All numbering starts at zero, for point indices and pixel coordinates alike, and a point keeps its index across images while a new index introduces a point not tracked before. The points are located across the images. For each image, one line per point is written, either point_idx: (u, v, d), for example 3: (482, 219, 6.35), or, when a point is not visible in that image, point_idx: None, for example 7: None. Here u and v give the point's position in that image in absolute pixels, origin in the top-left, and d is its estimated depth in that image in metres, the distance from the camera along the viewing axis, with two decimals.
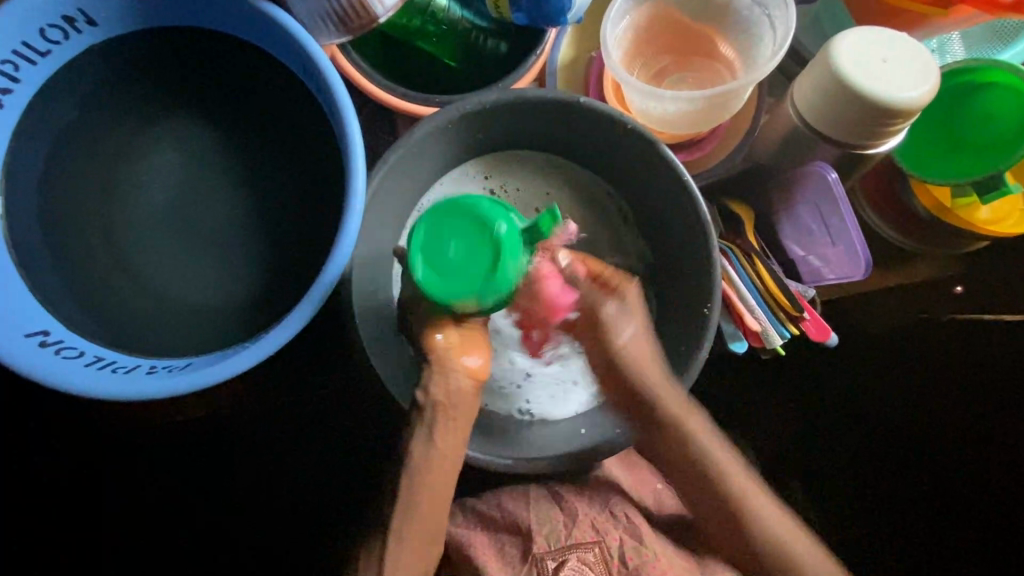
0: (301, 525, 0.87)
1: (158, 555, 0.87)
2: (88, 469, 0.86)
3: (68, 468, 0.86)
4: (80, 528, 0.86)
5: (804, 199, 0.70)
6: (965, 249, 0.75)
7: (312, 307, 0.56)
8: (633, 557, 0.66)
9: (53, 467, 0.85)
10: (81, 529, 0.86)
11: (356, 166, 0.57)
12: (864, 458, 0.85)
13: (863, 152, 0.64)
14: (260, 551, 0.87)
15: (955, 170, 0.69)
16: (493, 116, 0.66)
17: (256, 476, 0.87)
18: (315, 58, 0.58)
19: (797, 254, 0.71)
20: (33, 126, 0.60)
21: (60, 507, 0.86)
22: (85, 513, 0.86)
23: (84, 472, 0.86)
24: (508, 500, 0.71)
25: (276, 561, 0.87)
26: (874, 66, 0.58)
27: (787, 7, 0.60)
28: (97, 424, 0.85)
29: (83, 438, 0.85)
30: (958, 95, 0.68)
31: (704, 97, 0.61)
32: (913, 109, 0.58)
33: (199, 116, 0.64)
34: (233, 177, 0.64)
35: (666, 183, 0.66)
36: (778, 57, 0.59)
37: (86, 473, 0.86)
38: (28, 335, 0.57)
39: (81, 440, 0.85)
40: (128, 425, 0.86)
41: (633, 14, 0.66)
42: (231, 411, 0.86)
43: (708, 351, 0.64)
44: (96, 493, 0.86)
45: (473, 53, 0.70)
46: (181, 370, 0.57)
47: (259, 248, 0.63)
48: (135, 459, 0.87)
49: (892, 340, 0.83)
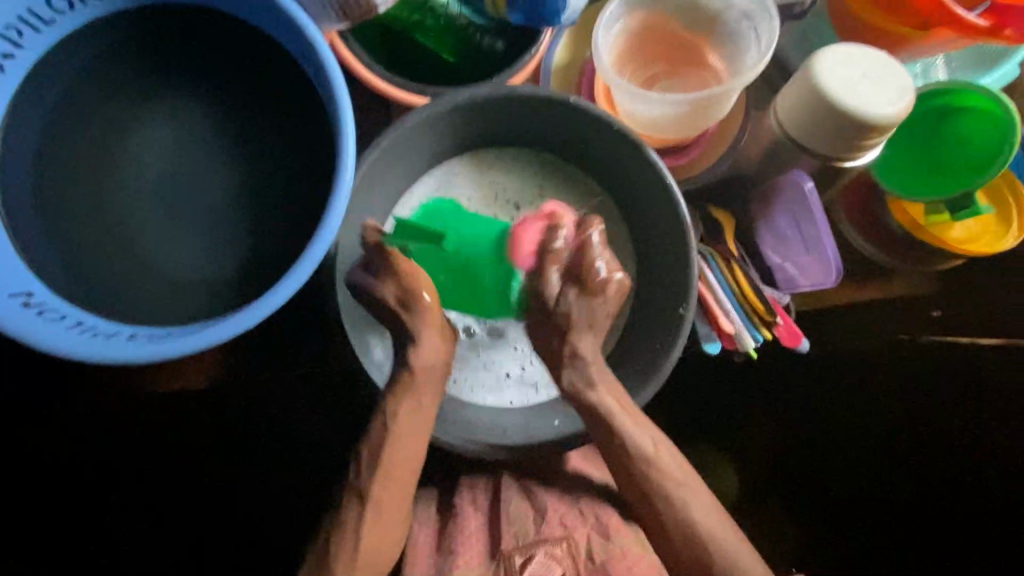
0: (299, 515, 0.89)
1: (173, 545, 0.90)
2: (89, 459, 0.87)
3: (57, 456, 0.86)
4: (91, 515, 0.88)
5: (781, 207, 0.71)
6: (938, 266, 0.77)
7: (303, 276, 0.57)
8: (599, 554, 0.68)
9: (42, 455, 0.85)
10: (74, 514, 0.88)
11: (346, 148, 0.58)
12: (836, 476, 0.88)
13: (842, 164, 0.66)
14: (257, 541, 0.90)
15: (932, 189, 0.71)
16: (486, 109, 0.68)
17: (258, 465, 0.89)
18: (313, 40, 0.59)
19: (774, 262, 0.72)
20: (32, 93, 0.62)
21: (53, 492, 0.87)
22: (77, 498, 0.87)
23: (87, 461, 0.87)
24: (477, 483, 0.72)
25: (280, 551, 0.90)
26: (852, 81, 0.60)
27: (773, 19, 0.62)
28: (93, 414, 0.85)
29: (67, 427, 0.85)
30: (938, 115, 0.70)
31: (690, 101, 0.63)
32: (889, 123, 0.60)
33: (197, 92, 0.66)
34: (225, 153, 0.65)
35: (652, 186, 0.68)
36: (761, 67, 0.61)
37: (75, 461, 0.86)
38: (11, 295, 0.57)
39: (75, 431, 0.85)
40: (123, 417, 0.86)
41: (624, 20, 0.68)
42: (225, 402, 0.86)
43: (681, 351, 0.66)
44: (101, 483, 0.88)
45: (470, 49, 0.72)
46: (163, 338, 0.58)
47: (248, 224, 0.64)
48: (136, 449, 0.87)
49: (869, 352, 0.83)
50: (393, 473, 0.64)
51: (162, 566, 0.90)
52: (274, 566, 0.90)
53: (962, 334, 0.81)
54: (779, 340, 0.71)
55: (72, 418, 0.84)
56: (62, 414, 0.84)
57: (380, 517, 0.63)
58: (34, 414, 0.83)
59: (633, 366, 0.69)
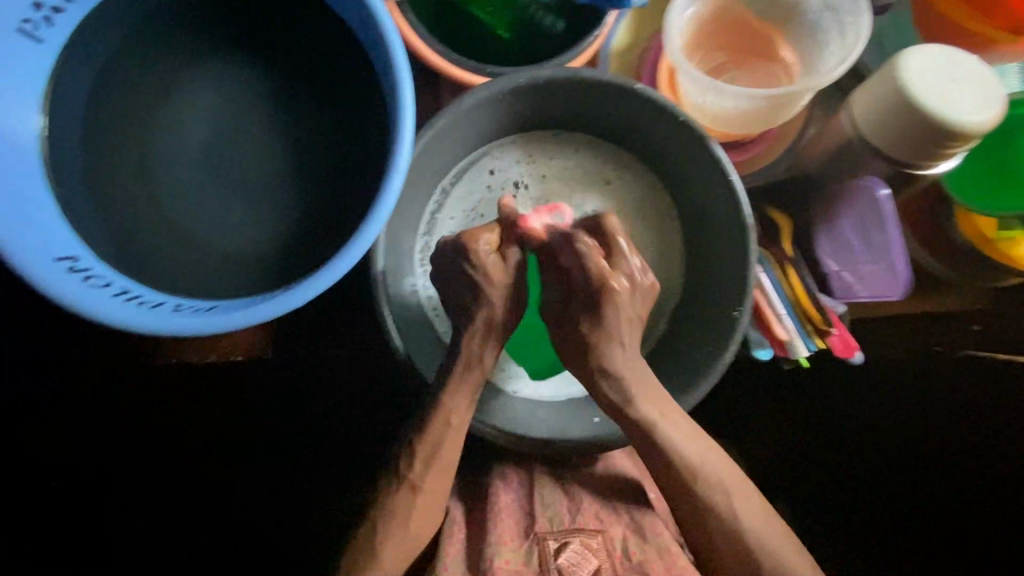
0: (314, 507, 0.88)
1: (173, 545, 0.88)
2: (89, 459, 0.86)
3: (76, 429, 0.85)
4: (100, 504, 0.87)
5: (848, 213, 0.69)
6: (998, 282, 0.73)
7: (355, 257, 0.56)
8: (637, 552, 0.63)
9: (64, 426, 0.84)
10: (88, 492, 0.86)
11: (404, 124, 0.56)
12: (858, 497, 0.86)
13: (916, 172, 0.63)
14: (257, 541, 0.88)
15: (1004, 201, 0.68)
16: (544, 91, 0.65)
17: (268, 458, 0.88)
18: (374, 8, 0.56)
19: (831, 269, 0.69)
20: (80, 50, 0.60)
21: (67, 468, 0.85)
22: (91, 475, 0.86)
23: (87, 462, 0.86)
24: (509, 475, 0.70)
25: (287, 546, 0.88)
26: (941, 85, 0.57)
27: (862, 15, 0.58)
28: (94, 413, 0.85)
29: (90, 398, 0.84)
30: (1015, 127, 0.67)
31: (765, 97, 0.60)
32: (976, 132, 0.57)
33: (247, 57, 0.63)
34: (273, 121, 0.63)
35: (712, 181, 0.65)
36: (845, 67, 0.57)
37: (96, 434, 0.85)
38: (57, 260, 0.55)
39: (75, 431, 0.85)
40: (129, 409, 0.85)
41: (698, 4, 0.64)
42: (246, 388, 0.86)
43: (734, 352, 0.63)
44: (100, 484, 0.86)
45: (529, 27, 0.69)
46: (209, 312, 0.57)
47: (294, 198, 0.63)
48: (135, 450, 0.87)
49: (912, 362, 0.82)
50: (443, 465, 0.62)
51: (162, 567, 0.88)
52: (274, 566, 0.88)
53: (998, 350, 0.79)
54: (832, 349, 0.68)
55: (72, 417, 0.84)
56: (62, 413, 0.84)
57: (428, 502, 0.62)
58: (51, 408, 0.84)
59: (683, 366, 0.67)
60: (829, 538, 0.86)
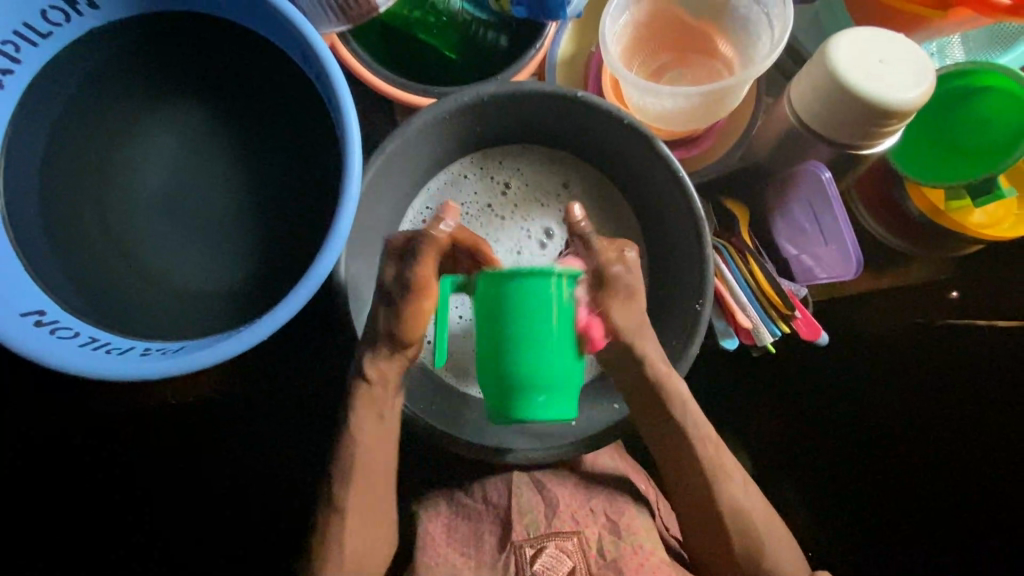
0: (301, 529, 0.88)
1: (165, 564, 0.88)
2: (77, 481, 0.86)
3: (64, 465, 0.86)
4: (89, 540, 0.87)
5: (799, 196, 0.70)
6: (956, 252, 0.75)
7: (313, 287, 0.56)
8: (611, 551, 0.64)
9: (52, 463, 0.85)
10: (75, 527, 0.87)
11: (351, 150, 0.57)
12: (837, 473, 0.86)
13: (858, 152, 0.65)
14: (247, 557, 0.88)
15: (948, 174, 0.70)
16: (490, 108, 0.66)
17: (254, 478, 0.88)
18: (311, 40, 0.58)
19: (790, 253, 0.72)
20: (33, 105, 0.61)
21: (56, 503, 0.86)
22: (80, 510, 0.87)
23: (75, 483, 0.86)
24: (491, 488, 0.70)
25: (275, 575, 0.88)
26: (869, 66, 0.58)
27: (786, 5, 0.60)
28: (80, 434, 0.85)
29: (77, 433, 0.85)
30: (952, 96, 0.69)
31: (701, 94, 0.61)
32: (909, 109, 0.58)
33: (200, 99, 0.65)
34: (230, 161, 0.65)
35: (662, 179, 0.66)
36: (776, 55, 0.59)
37: (82, 471, 0.86)
38: (23, 314, 0.57)
39: (63, 452, 0.85)
40: (116, 429, 0.86)
41: (633, 10, 0.66)
42: (232, 412, 0.87)
43: (700, 346, 0.64)
44: (89, 506, 0.87)
45: (473, 45, 0.71)
46: (176, 352, 0.58)
47: (255, 232, 0.64)
48: (122, 470, 0.87)
49: (884, 338, 0.83)
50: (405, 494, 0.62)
51: None
52: None
53: (979, 318, 0.81)
54: (798, 332, 0.69)
55: (60, 439, 0.85)
56: (49, 435, 0.85)
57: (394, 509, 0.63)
58: (43, 441, 0.84)
59: None
60: (816, 518, 0.86)
